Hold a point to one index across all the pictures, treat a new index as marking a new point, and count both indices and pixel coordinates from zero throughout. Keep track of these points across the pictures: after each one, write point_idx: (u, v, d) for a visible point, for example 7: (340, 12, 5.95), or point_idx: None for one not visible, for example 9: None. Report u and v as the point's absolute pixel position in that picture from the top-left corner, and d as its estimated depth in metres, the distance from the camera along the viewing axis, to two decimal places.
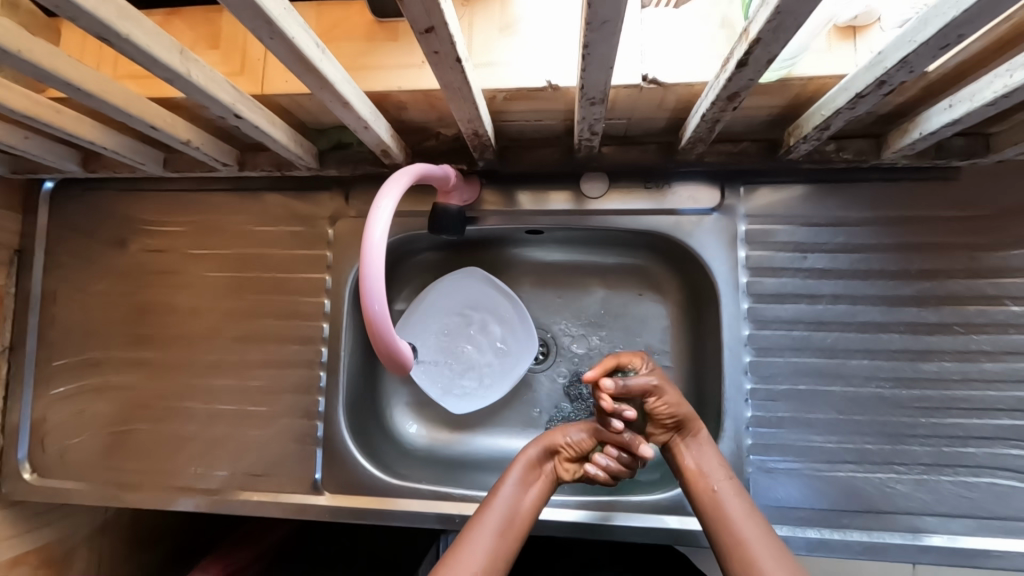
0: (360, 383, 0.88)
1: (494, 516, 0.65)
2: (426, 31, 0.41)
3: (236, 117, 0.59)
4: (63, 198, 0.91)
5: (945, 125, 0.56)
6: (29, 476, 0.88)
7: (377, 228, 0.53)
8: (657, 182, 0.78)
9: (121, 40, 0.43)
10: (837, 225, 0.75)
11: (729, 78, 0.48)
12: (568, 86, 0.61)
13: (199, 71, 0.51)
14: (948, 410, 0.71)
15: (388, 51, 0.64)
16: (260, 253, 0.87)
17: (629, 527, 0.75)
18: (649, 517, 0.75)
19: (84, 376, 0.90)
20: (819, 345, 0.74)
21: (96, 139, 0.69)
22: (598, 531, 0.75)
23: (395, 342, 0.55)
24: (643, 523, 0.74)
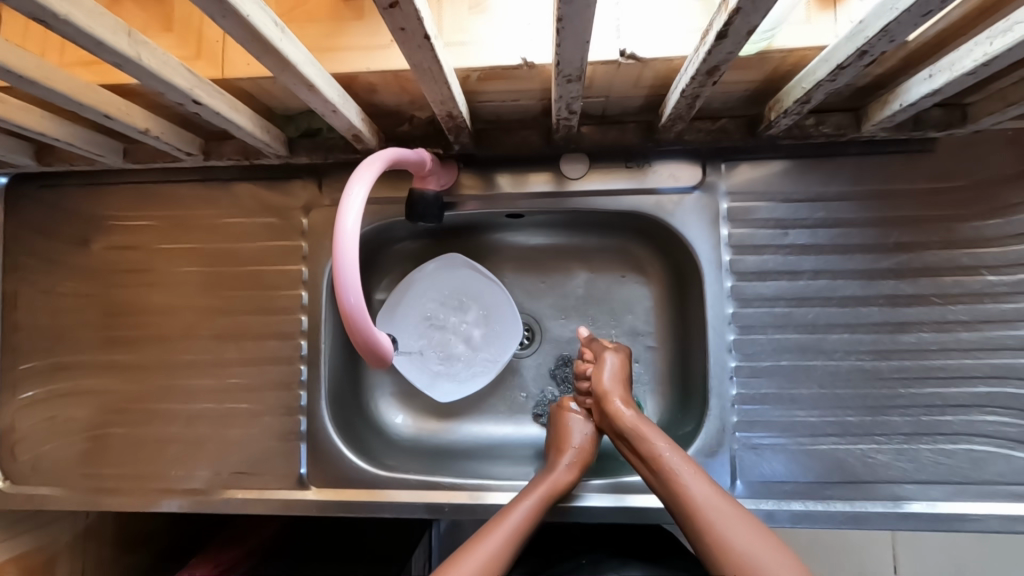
0: (343, 376, 0.87)
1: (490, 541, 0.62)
2: (391, 6, 0.38)
3: (195, 103, 0.56)
4: (18, 194, 0.87)
5: (925, 96, 0.56)
6: (3, 483, 0.86)
7: (349, 218, 0.51)
8: (637, 161, 0.77)
9: (59, 21, 0.40)
10: (817, 200, 0.75)
11: (708, 52, 0.47)
12: (544, 63, 0.59)
13: (151, 54, 0.48)
14: (927, 380, 0.72)
15: (354, 30, 0.61)
16: (232, 246, 0.84)
17: (608, 508, 0.75)
18: (626, 497, 0.75)
19: (53, 380, 0.86)
20: (801, 321, 0.74)
21: (47, 130, 0.65)
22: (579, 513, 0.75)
23: (373, 334, 0.53)
24: (621, 503, 0.75)
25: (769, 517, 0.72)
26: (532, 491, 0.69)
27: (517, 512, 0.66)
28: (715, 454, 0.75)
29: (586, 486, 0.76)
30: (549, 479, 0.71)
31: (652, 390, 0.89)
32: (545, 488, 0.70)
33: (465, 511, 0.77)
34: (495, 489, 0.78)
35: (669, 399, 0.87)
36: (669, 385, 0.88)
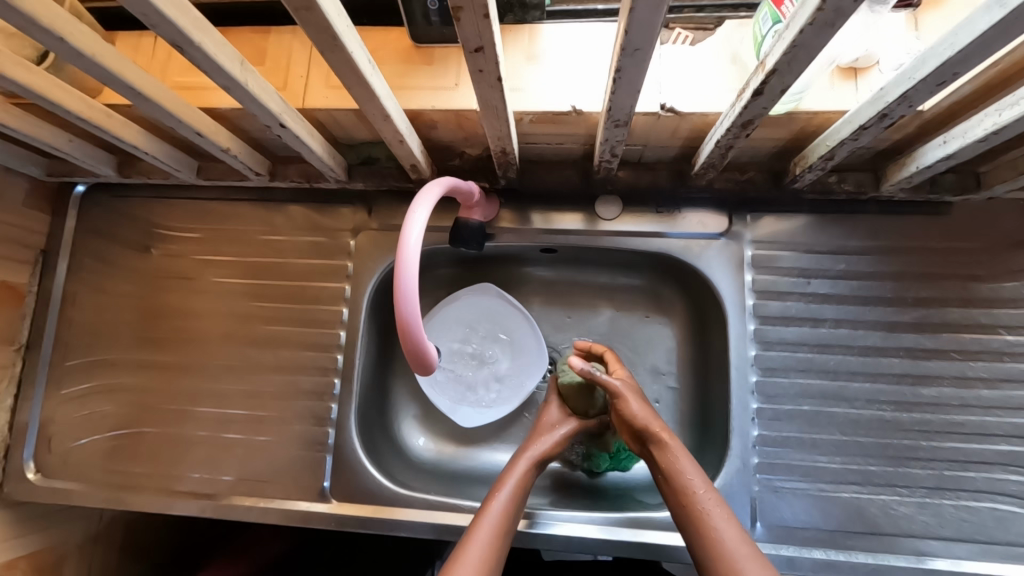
0: (372, 393, 0.89)
1: (487, 528, 0.62)
2: (476, 50, 0.45)
3: (280, 126, 0.63)
4: (92, 202, 0.94)
5: (940, 159, 0.61)
6: (33, 476, 0.87)
7: (413, 233, 0.56)
8: (668, 207, 0.82)
9: (193, 47, 0.47)
10: (838, 253, 0.79)
11: (745, 107, 0.52)
12: (592, 110, 0.65)
13: (255, 80, 0.55)
14: (948, 435, 0.74)
15: (424, 74, 0.68)
16: (282, 262, 0.89)
17: (605, 540, 0.77)
18: (624, 531, 0.77)
19: (97, 376, 0.90)
20: (822, 367, 0.77)
21: (138, 144, 0.72)
22: (577, 543, 0.77)
23: (423, 342, 0.57)
24: (618, 536, 0.77)
25: (789, 563, 0.72)
26: (515, 467, 0.70)
27: (506, 493, 0.66)
28: (735, 495, 0.75)
29: (608, 519, 0.78)
30: (530, 457, 0.71)
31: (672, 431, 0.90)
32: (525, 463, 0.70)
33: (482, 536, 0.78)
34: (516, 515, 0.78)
35: (689, 441, 0.88)
36: (689, 427, 0.89)
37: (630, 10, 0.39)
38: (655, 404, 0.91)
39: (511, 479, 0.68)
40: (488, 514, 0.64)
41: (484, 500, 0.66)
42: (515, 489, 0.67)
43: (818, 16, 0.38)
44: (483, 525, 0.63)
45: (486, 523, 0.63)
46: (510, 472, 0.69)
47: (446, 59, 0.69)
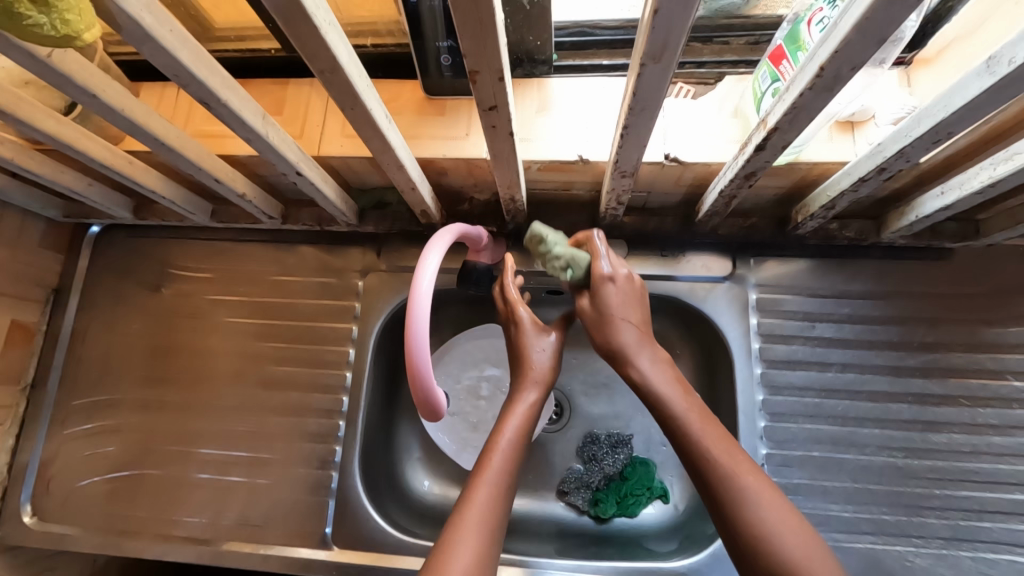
0: (376, 435, 0.89)
1: (491, 477, 0.58)
2: (490, 108, 0.47)
3: (296, 174, 0.65)
4: (106, 242, 0.95)
5: (939, 209, 0.62)
6: (29, 519, 0.86)
7: (424, 279, 0.56)
8: (672, 250, 0.83)
9: (219, 103, 0.49)
10: (843, 297, 0.80)
11: (747, 160, 0.54)
12: (598, 160, 0.68)
13: (275, 132, 0.58)
14: (962, 483, 0.72)
15: (436, 124, 0.71)
16: (291, 302, 0.90)
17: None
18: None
19: (100, 416, 0.90)
20: (831, 412, 0.76)
21: (157, 188, 0.74)
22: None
23: (432, 387, 0.57)
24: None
25: None
26: (514, 410, 0.66)
27: (507, 437, 0.63)
28: None
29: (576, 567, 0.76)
30: (531, 400, 0.68)
31: (678, 476, 0.91)
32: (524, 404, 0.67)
33: None
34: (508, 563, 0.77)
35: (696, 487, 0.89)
36: None
37: (639, 74, 0.41)
38: (660, 448, 0.93)
39: (510, 423, 0.65)
40: (489, 464, 0.60)
41: (488, 441, 0.63)
42: (517, 433, 0.64)
43: (817, 81, 0.40)
44: (487, 474, 0.59)
45: (488, 472, 0.59)
46: (511, 415, 0.66)
47: (458, 110, 0.71)
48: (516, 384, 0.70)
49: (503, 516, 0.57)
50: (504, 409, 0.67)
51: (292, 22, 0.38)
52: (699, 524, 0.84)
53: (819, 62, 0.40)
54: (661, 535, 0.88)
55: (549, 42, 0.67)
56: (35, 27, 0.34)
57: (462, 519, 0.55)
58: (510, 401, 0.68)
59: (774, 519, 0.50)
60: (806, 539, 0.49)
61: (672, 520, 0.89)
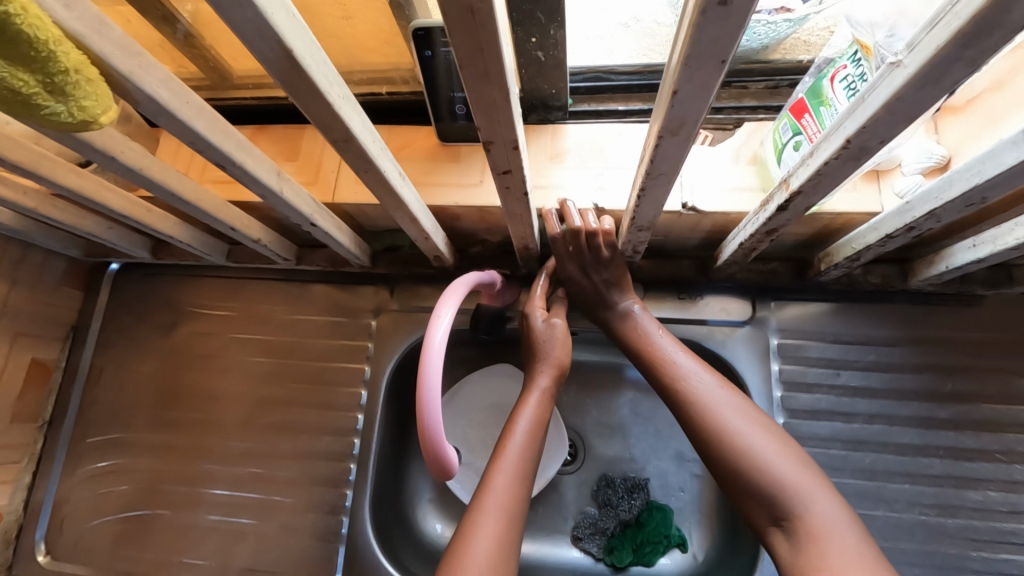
0: (387, 477, 0.87)
1: (508, 463, 0.61)
2: (504, 172, 0.47)
3: (310, 224, 0.65)
4: (124, 279, 0.97)
5: (971, 261, 0.60)
6: (42, 558, 0.86)
7: (437, 338, 0.55)
8: (690, 293, 0.82)
9: (235, 166, 0.49)
10: (868, 344, 0.77)
11: (769, 218, 0.53)
12: (615, 207, 0.67)
13: (289, 187, 0.58)
14: (998, 544, 0.69)
15: (450, 171, 0.71)
16: (304, 341, 0.90)
17: None
18: None
19: (114, 454, 0.90)
20: (858, 465, 0.73)
21: (173, 234, 0.75)
22: None
23: (444, 447, 0.56)
24: None
25: None
26: (526, 402, 0.68)
27: (524, 426, 0.64)
28: None
29: None
30: (542, 389, 0.69)
31: (697, 523, 0.88)
32: (536, 397, 0.68)
33: None
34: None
35: (716, 536, 0.86)
36: (716, 521, 0.88)
37: (656, 145, 0.40)
38: (680, 494, 0.90)
39: (523, 418, 0.65)
40: (505, 453, 0.62)
41: (500, 436, 0.64)
42: (531, 425, 0.65)
43: (843, 152, 0.39)
44: (502, 463, 0.61)
45: (507, 462, 0.61)
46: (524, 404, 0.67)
47: (471, 156, 0.71)
48: (529, 371, 0.72)
49: (518, 510, 0.58)
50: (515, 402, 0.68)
51: (304, 99, 0.38)
52: None
53: (845, 135, 0.38)
54: None
55: (564, 90, 0.66)
56: (52, 114, 0.35)
57: (482, 507, 0.57)
58: (524, 391, 0.69)
59: (768, 454, 0.56)
60: (805, 474, 0.54)
61: (691, 571, 0.86)
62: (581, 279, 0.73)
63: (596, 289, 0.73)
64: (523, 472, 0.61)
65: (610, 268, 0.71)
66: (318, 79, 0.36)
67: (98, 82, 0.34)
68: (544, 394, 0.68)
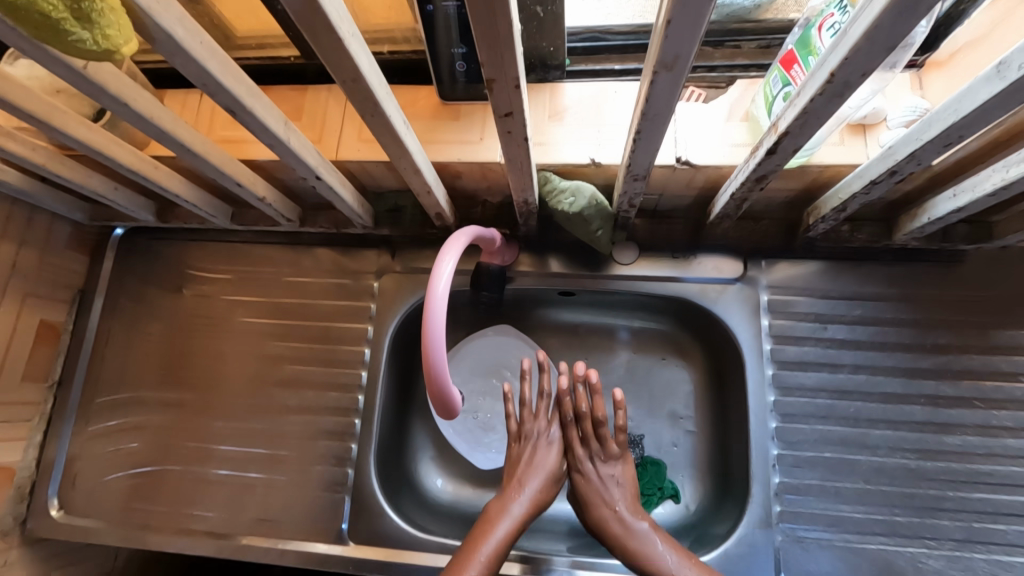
0: (391, 434, 0.90)
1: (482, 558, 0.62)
2: (506, 115, 0.49)
3: (316, 178, 0.66)
4: (130, 244, 0.98)
5: (951, 211, 0.63)
6: (56, 513, 0.89)
7: (441, 281, 0.57)
8: (684, 253, 0.84)
9: (245, 112, 0.51)
10: (854, 299, 0.80)
11: (759, 163, 0.55)
12: (610, 162, 0.69)
13: (297, 139, 0.59)
14: (976, 485, 0.72)
15: (451, 129, 0.72)
16: (308, 303, 0.92)
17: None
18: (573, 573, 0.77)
19: (124, 413, 0.93)
20: (843, 413, 0.77)
21: (180, 192, 0.77)
22: None
23: (448, 388, 0.58)
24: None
25: None
26: (494, 530, 0.66)
27: (507, 523, 0.66)
28: (756, 546, 0.74)
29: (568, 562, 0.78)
30: (530, 491, 0.70)
31: (689, 477, 0.91)
32: (502, 529, 0.66)
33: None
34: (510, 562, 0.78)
35: (708, 487, 0.89)
36: (708, 473, 0.90)
37: (652, 82, 0.42)
38: (672, 448, 0.93)
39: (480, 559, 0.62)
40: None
41: (478, 526, 0.66)
42: (513, 523, 0.67)
43: (827, 87, 0.41)
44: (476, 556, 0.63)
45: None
46: (490, 533, 0.65)
47: (472, 114, 0.73)
48: (518, 469, 0.73)
49: None
50: (501, 496, 0.70)
51: (317, 35, 0.40)
52: (709, 526, 0.85)
53: (829, 69, 0.40)
54: (668, 535, 0.88)
55: (562, 48, 0.68)
56: (78, 41, 0.37)
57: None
58: (511, 484, 0.71)
59: None
60: None
61: (684, 520, 0.89)
62: (587, 471, 0.72)
63: (602, 483, 0.72)
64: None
65: (617, 462, 0.72)
66: (332, 12, 0.38)
67: (121, 12, 0.36)
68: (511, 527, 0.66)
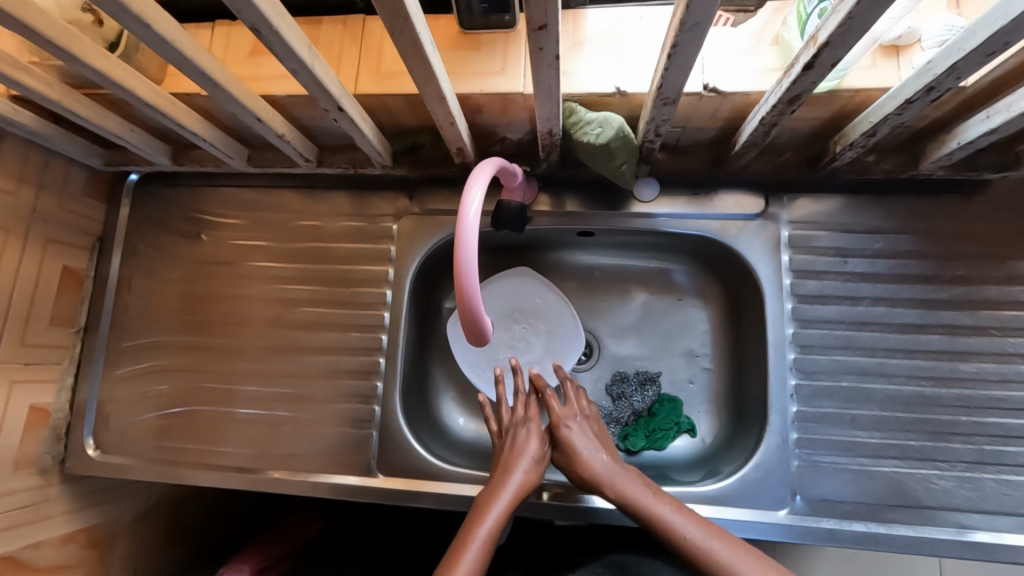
0: (413, 374, 0.92)
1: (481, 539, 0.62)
2: (540, 28, 0.47)
3: (338, 110, 0.65)
4: (145, 190, 0.98)
5: (983, 134, 0.62)
6: (92, 452, 0.91)
7: (471, 209, 0.57)
8: (704, 189, 0.84)
9: (270, 31, 0.50)
10: (874, 232, 0.80)
11: (793, 81, 0.54)
12: (636, 91, 0.67)
13: (320, 64, 0.58)
14: (987, 410, 0.74)
15: (472, 60, 0.71)
16: (326, 247, 0.92)
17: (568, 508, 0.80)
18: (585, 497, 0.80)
19: (150, 356, 0.94)
20: (860, 344, 0.78)
21: (198, 131, 0.75)
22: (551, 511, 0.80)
23: (480, 316, 0.58)
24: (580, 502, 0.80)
25: (830, 536, 0.73)
26: (488, 510, 0.65)
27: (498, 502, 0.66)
28: (771, 471, 0.77)
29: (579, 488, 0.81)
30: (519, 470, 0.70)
31: (705, 412, 0.94)
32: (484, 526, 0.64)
33: (524, 507, 0.80)
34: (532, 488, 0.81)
35: (723, 421, 0.92)
36: (724, 409, 0.93)
37: None
38: (689, 385, 0.95)
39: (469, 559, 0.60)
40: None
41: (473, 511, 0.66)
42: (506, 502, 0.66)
43: None
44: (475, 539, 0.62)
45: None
46: (484, 517, 0.64)
47: (493, 44, 0.71)
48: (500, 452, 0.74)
49: None
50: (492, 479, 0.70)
51: None
52: (723, 456, 0.88)
53: None
54: (684, 467, 0.91)
55: None
56: None
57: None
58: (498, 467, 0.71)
59: None
60: None
61: (699, 453, 0.92)
62: (568, 434, 0.73)
63: (583, 440, 0.73)
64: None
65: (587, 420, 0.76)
66: None
67: None
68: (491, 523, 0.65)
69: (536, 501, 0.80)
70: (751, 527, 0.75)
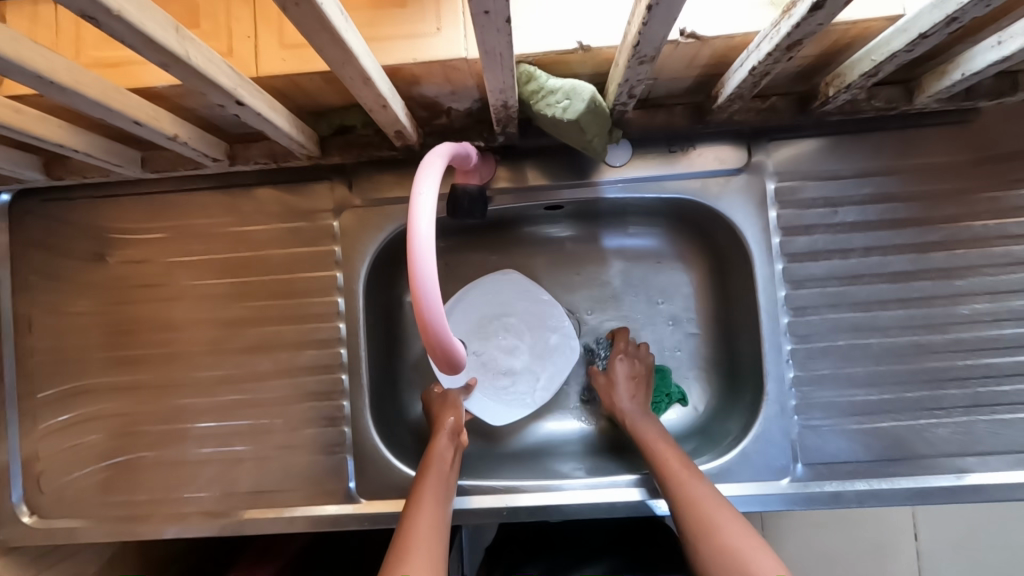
0: (381, 383, 0.84)
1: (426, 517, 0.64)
2: None
3: (236, 104, 0.52)
4: (24, 210, 0.81)
5: (992, 64, 0.53)
6: (29, 519, 0.81)
7: (423, 220, 0.47)
8: (681, 145, 0.75)
9: (110, 18, 0.35)
10: (864, 176, 0.73)
11: (797, 24, 0.44)
12: (603, 45, 0.55)
13: (197, 50, 0.44)
14: (980, 351, 0.72)
15: (396, 20, 0.57)
16: (259, 254, 0.80)
17: (555, 508, 0.75)
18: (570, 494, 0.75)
19: (74, 405, 0.82)
20: (854, 299, 0.74)
21: (65, 141, 0.60)
22: (543, 513, 0.75)
23: (451, 344, 0.50)
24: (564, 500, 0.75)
25: (833, 498, 0.72)
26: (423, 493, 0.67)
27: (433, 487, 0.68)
28: (774, 441, 0.74)
29: (586, 485, 0.76)
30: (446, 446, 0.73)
31: (695, 380, 0.89)
32: (445, 439, 0.74)
33: (518, 512, 0.75)
34: (525, 490, 0.76)
35: (714, 385, 0.88)
36: (715, 374, 0.89)
37: None
38: (676, 353, 0.90)
39: (434, 461, 0.71)
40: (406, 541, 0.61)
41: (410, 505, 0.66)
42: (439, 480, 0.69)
43: None
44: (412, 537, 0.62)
45: (425, 491, 0.67)
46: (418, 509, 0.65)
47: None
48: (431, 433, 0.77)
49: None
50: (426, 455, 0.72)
51: None
52: (719, 423, 0.84)
53: None
54: (681, 438, 0.87)
55: None
56: None
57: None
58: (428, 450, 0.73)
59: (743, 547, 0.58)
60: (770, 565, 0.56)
61: (693, 423, 0.88)
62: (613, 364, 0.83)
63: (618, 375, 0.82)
64: (444, 488, 0.69)
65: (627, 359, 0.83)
66: None
67: None
68: (451, 435, 0.75)
69: (531, 503, 0.75)
70: (757, 500, 0.73)
